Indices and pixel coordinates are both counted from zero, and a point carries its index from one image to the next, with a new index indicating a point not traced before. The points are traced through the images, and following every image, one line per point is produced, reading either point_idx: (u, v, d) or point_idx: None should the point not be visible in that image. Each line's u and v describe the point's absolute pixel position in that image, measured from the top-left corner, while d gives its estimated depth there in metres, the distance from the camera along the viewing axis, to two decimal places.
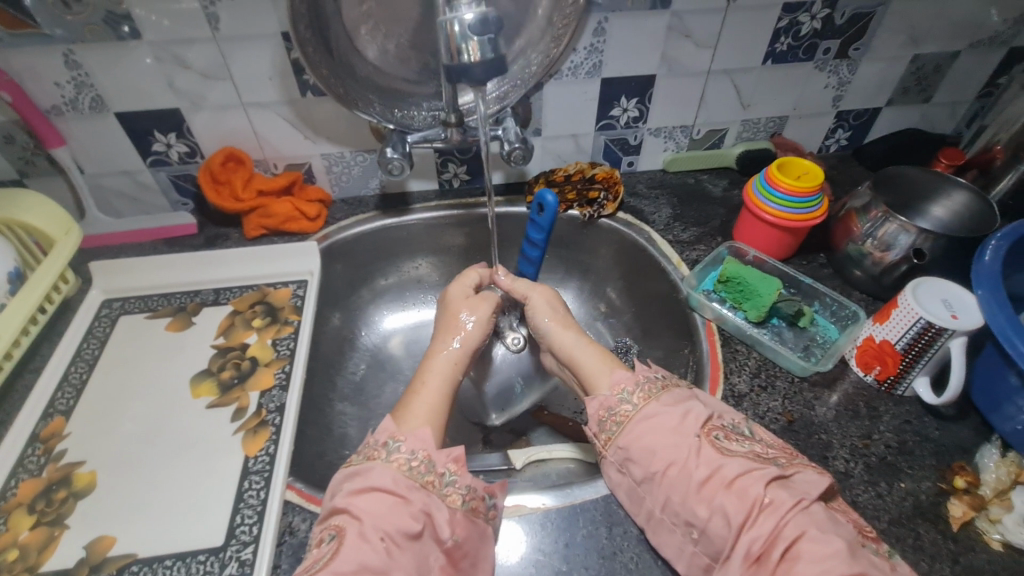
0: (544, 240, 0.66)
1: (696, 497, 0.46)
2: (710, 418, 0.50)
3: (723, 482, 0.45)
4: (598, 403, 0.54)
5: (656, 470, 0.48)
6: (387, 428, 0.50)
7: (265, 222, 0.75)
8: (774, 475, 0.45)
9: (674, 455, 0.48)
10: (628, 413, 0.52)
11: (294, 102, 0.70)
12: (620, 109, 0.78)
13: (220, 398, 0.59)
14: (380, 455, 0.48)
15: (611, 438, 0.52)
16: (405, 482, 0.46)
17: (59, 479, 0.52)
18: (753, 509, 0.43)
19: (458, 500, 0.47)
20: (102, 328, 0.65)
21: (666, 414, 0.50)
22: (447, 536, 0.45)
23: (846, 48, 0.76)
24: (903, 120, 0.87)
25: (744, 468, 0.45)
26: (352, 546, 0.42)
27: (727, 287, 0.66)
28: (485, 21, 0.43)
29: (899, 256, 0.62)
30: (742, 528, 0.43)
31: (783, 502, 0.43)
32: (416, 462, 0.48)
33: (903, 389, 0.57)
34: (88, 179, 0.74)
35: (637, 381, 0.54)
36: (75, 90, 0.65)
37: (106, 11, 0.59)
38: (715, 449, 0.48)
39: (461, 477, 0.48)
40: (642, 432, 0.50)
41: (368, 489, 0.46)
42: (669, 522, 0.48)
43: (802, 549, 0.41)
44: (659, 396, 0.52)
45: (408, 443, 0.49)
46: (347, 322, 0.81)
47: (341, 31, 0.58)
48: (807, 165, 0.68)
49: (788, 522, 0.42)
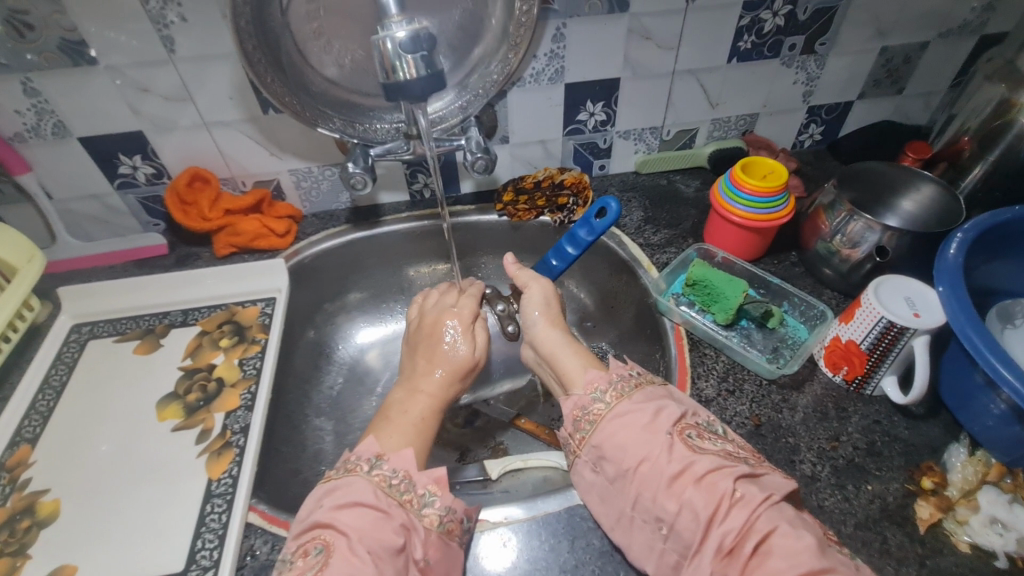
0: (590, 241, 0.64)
1: (666, 493, 0.45)
2: (684, 416, 0.50)
3: (693, 477, 0.44)
4: (572, 402, 0.54)
5: (628, 467, 0.47)
6: (372, 447, 0.51)
7: (234, 241, 0.75)
8: (746, 471, 0.45)
9: (645, 452, 0.47)
10: (601, 412, 0.51)
11: (257, 120, 0.70)
12: (587, 114, 0.78)
13: (186, 421, 0.59)
14: (362, 469, 0.49)
15: (584, 438, 0.51)
16: (388, 498, 0.46)
17: (24, 508, 0.52)
18: (723, 503, 0.43)
19: (435, 521, 0.47)
20: (71, 353, 0.66)
21: (638, 412, 0.50)
22: (422, 555, 0.45)
23: (811, 43, 0.75)
24: (877, 112, 0.86)
25: (715, 464, 0.45)
26: (340, 560, 0.42)
27: (695, 290, 0.66)
28: (417, 38, 0.47)
29: (865, 253, 0.62)
30: (712, 523, 0.42)
31: (753, 496, 0.42)
32: (397, 479, 0.48)
33: (872, 389, 0.56)
34: (57, 205, 0.74)
35: (610, 380, 0.53)
36: (36, 117, 0.65)
37: (60, 38, 0.59)
38: (687, 445, 0.47)
39: (442, 498, 0.48)
40: (616, 429, 0.49)
41: (351, 504, 0.46)
42: (639, 520, 0.47)
43: (773, 544, 0.40)
44: (631, 395, 0.52)
45: (392, 461, 0.49)
46: (323, 337, 0.80)
47: (294, 48, 0.58)
48: (771, 164, 0.68)
49: (759, 516, 0.42)
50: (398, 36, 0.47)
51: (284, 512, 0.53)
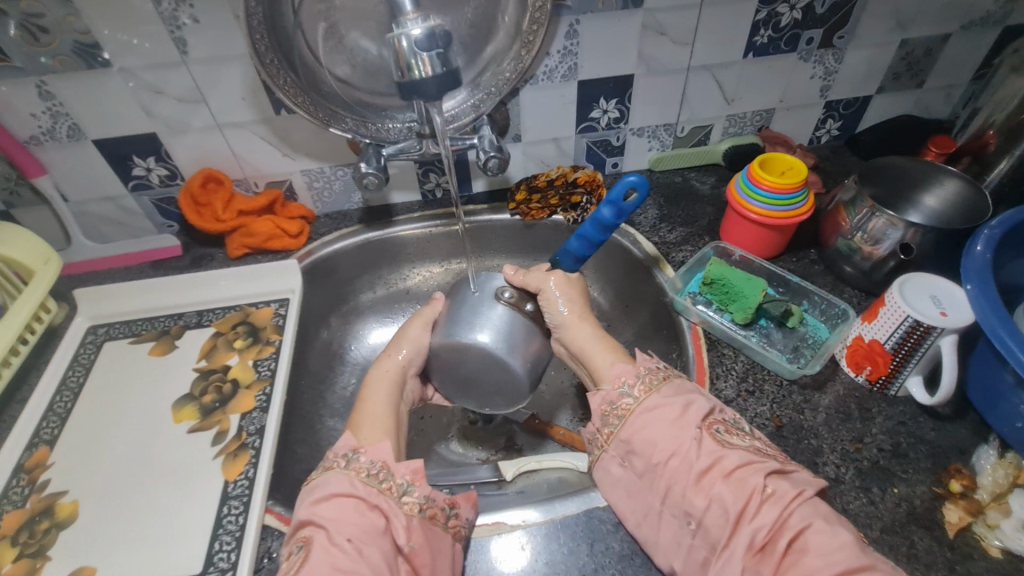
0: (616, 221, 0.56)
1: (695, 488, 0.45)
2: (711, 412, 0.49)
3: (723, 472, 0.44)
4: (600, 397, 0.53)
5: (657, 461, 0.47)
6: (349, 441, 0.51)
7: (248, 242, 0.75)
8: (776, 468, 0.45)
9: (675, 446, 0.47)
10: (630, 407, 0.51)
11: (269, 121, 0.70)
12: (600, 111, 0.77)
13: (201, 422, 0.59)
14: (339, 464, 0.49)
15: (613, 432, 0.50)
16: (364, 486, 0.47)
17: (42, 510, 0.52)
18: (755, 498, 0.43)
19: (415, 508, 0.47)
20: (87, 355, 0.66)
21: (669, 406, 0.49)
22: (404, 542, 0.45)
23: (829, 37, 0.74)
24: (897, 106, 0.84)
25: (746, 459, 0.45)
26: (320, 551, 0.43)
27: (712, 289, 0.65)
28: (432, 35, 0.47)
29: (888, 251, 0.60)
30: (743, 519, 0.42)
31: (785, 492, 0.43)
32: (375, 470, 0.49)
33: (897, 389, 0.55)
34: (73, 207, 0.74)
35: (637, 373, 0.53)
36: (52, 120, 0.65)
37: (75, 41, 0.59)
38: (716, 441, 0.47)
39: (420, 487, 0.48)
40: (646, 422, 0.49)
41: (329, 497, 0.47)
42: (667, 515, 0.46)
43: (808, 541, 0.40)
44: (661, 388, 0.51)
45: (368, 453, 0.50)
46: (336, 338, 0.80)
47: (306, 48, 0.58)
48: (790, 160, 0.67)
49: (792, 513, 0.42)
50: (414, 33, 0.46)
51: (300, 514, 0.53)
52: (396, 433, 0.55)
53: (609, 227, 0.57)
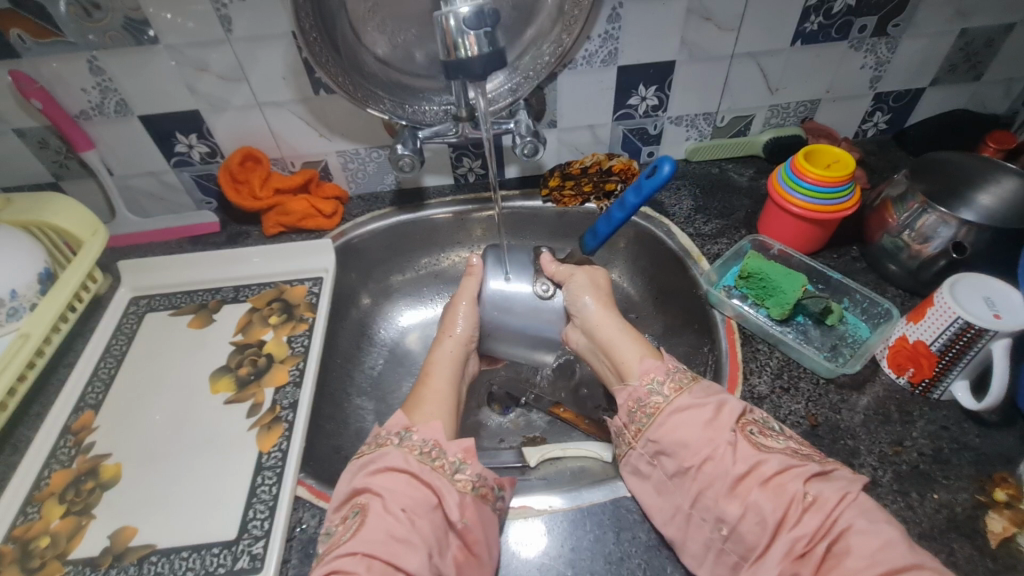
0: (641, 204, 0.62)
1: (730, 494, 0.45)
2: (744, 412, 0.49)
3: (760, 479, 0.44)
4: (628, 393, 0.53)
5: (691, 465, 0.47)
6: (400, 420, 0.54)
7: (283, 220, 0.76)
8: (816, 471, 0.44)
9: (709, 450, 0.46)
10: (660, 405, 0.50)
11: (308, 101, 0.71)
12: (638, 98, 0.75)
13: (237, 394, 0.61)
14: (393, 441, 0.52)
15: (641, 430, 0.50)
16: (416, 463, 0.50)
17: (88, 470, 0.54)
18: (795, 506, 0.42)
19: (467, 485, 0.49)
20: (130, 324, 0.68)
21: (701, 408, 0.49)
22: (457, 518, 0.47)
23: (883, 25, 0.71)
24: (951, 100, 0.81)
25: (785, 465, 0.44)
26: (375, 518, 0.46)
27: (749, 283, 0.63)
28: (480, 14, 0.46)
29: (938, 249, 0.58)
30: (783, 526, 0.42)
31: (828, 497, 0.42)
32: (428, 448, 0.51)
33: (940, 393, 0.53)
34: (118, 181, 0.76)
35: (667, 371, 0.53)
36: (101, 95, 0.67)
37: (125, 17, 0.60)
38: (752, 444, 0.46)
39: (471, 465, 0.51)
40: (677, 423, 0.48)
41: (384, 470, 0.49)
42: (697, 517, 0.46)
43: (853, 545, 0.40)
44: (691, 387, 0.51)
45: (420, 432, 0.52)
46: (364, 318, 0.80)
47: (348, 27, 0.58)
48: (838, 153, 0.64)
49: (836, 518, 0.41)
50: (462, 12, 0.45)
51: (330, 487, 0.54)
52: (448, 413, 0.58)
53: (633, 209, 0.63)
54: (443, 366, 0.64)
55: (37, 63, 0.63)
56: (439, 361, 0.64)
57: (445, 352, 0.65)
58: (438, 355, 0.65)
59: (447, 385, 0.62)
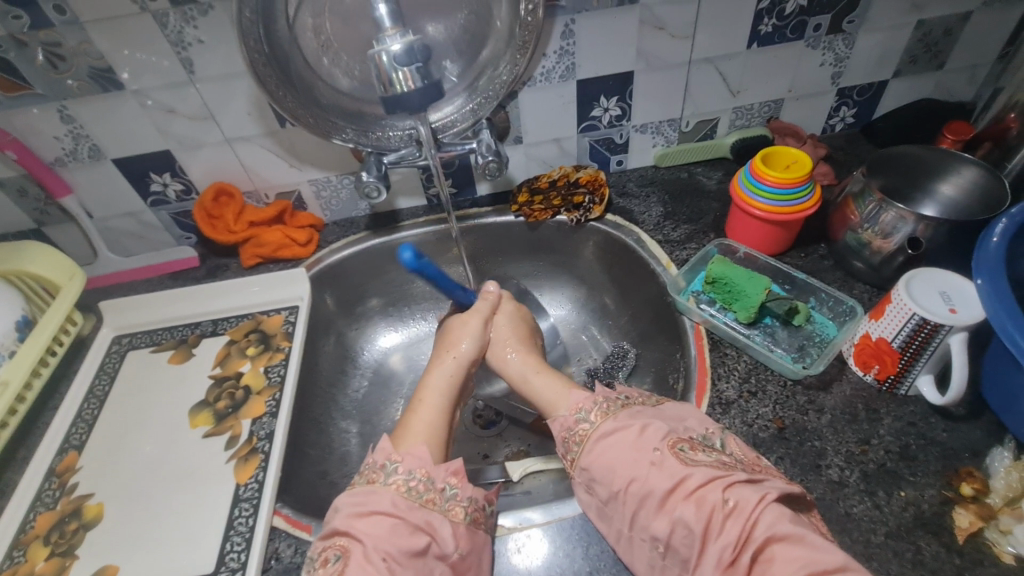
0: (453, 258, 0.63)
1: (658, 511, 0.44)
2: (672, 431, 0.48)
3: (684, 493, 0.43)
4: (559, 424, 0.53)
5: (619, 487, 0.46)
6: (386, 449, 0.51)
7: (259, 251, 0.77)
8: (740, 478, 0.43)
9: (634, 470, 0.46)
10: (587, 432, 0.50)
11: (275, 133, 0.72)
12: (601, 109, 0.76)
13: (215, 428, 0.62)
14: (380, 478, 0.49)
15: (575, 459, 0.50)
16: (405, 504, 0.47)
17: (71, 511, 0.56)
18: (717, 515, 0.41)
19: (460, 513, 0.49)
20: (113, 364, 0.69)
21: (624, 431, 0.48)
22: (451, 550, 0.47)
23: (838, 22, 0.71)
24: (916, 90, 0.81)
25: (706, 476, 0.43)
26: (355, 569, 0.43)
27: (715, 288, 0.64)
28: (411, 51, 0.48)
29: (897, 245, 0.58)
30: (709, 537, 0.41)
31: (748, 501, 0.41)
32: (415, 482, 0.49)
33: (907, 388, 0.53)
34: (98, 223, 0.78)
35: (594, 401, 0.53)
36: (74, 142, 0.69)
37: (90, 66, 0.62)
38: (678, 460, 0.45)
39: (462, 489, 0.50)
40: (603, 449, 0.48)
41: (369, 514, 0.47)
42: (636, 539, 0.45)
43: (774, 551, 0.39)
44: (617, 413, 0.50)
45: (405, 463, 0.50)
46: (346, 342, 0.81)
47: (302, 62, 0.60)
48: (795, 153, 0.65)
49: (757, 523, 0.40)
50: (394, 49, 0.47)
51: (307, 515, 0.55)
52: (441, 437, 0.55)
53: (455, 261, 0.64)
54: (441, 384, 0.60)
55: (9, 116, 0.65)
56: (439, 376, 0.61)
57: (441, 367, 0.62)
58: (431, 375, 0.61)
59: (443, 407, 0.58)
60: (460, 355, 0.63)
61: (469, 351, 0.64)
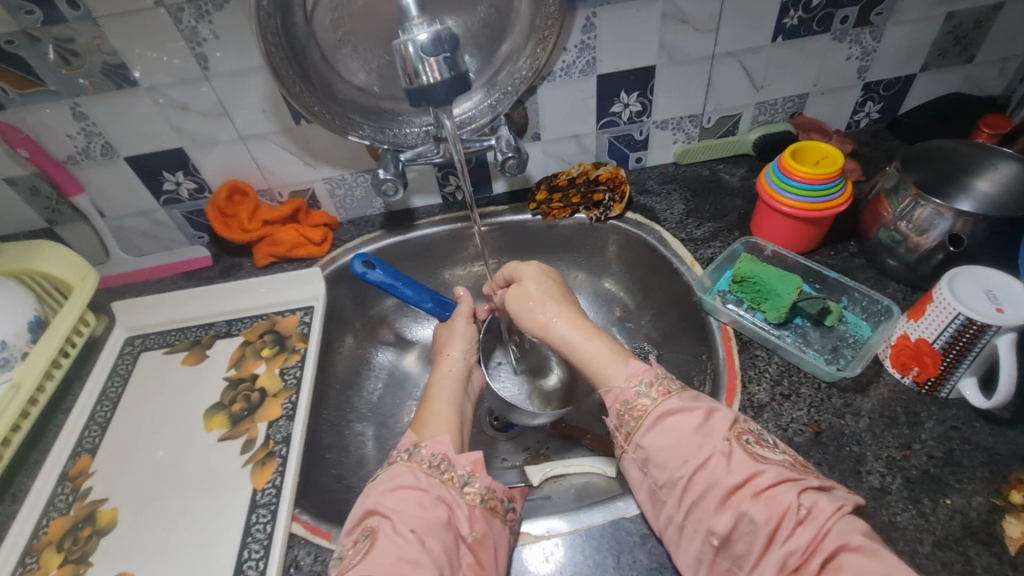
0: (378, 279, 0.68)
1: (722, 504, 0.43)
2: (737, 422, 0.47)
3: (754, 490, 0.42)
4: (614, 396, 0.52)
5: (682, 474, 0.45)
6: (410, 437, 0.54)
7: (274, 251, 0.76)
8: (813, 484, 0.42)
9: (702, 458, 0.45)
10: (646, 408, 0.49)
11: (290, 131, 0.71)
12: (621, 105, 0.75)
13: (231, 431, 0.60)
14: (401, 459, 0.52)
15: (630, 434, 0.49)
16: (426, 478, 0.49)
17: (85, 516, 0.54)
18: (789, 518, 0.40)
19: (476, 498, 0.49)
20: (126, 365, 0.68)
21: (692, 413, 0.47)
22: (467, 532, 0.47)
23: (866, 14, 0.69)
24: (945, 84, 0.79)
25: (779, 476, 0.42)
26: (385, 541, 0.45)
27: (743, 287, 0.62)
28: (439, 40, 0.46)
29: (935, 242, 0.56)
30: (775, 540, 0.40)
31: (823, 509, 0.40)
32: (436, 461, 0.51)
33: (948, 391, 0.52)
34: (110, 222, 0.77)
35: (654, 374, 0.51)
36: (86, 139, 0.68)
37: (103, 62, 0.61)
38: (747, 454, 0.45)
39: (481, 478, 0.50)
40: (667, 430, 0.47)
41: (394, 490, 0.48)
42: (690, 529, 0.44)
43: (843, 561, 0.38)
44: (680, 393, 0.49)
45: (429, 446, 0.52)
46: (361, 343, 0.80)
47: (320, 57, 0.58)
48: (825, 148, 0.63)
49: (828, 533, 0.39)
50: (420, 39, 0.46)
51: (326, 522, 0.54)
52: (458, 430, 0.57)
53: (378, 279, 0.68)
54: (444, 385, 0.62)
55: (22, 113, 0.64)
56: (439, 378, 0.63)
57: (443, 373, 0.64)
58: (436, 379, 0.63)
59: (451, 405, 0.60)
60: (453, 355, 0.65)
61: (460, 349, 0.66)
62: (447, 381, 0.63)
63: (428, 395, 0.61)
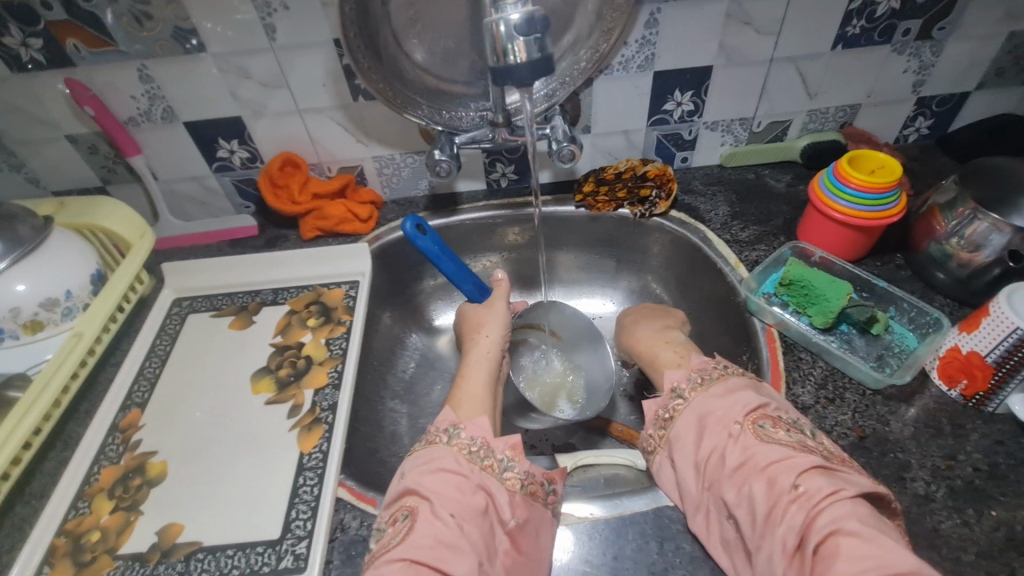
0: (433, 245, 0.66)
1: (728, 484, 0.45)
2: (758, 409, 0.49)
3: (756, 469, 0.44)
4: (653, 404, 0.55)
5: (699, 458, 0.48)
6: (449, 417, 0.55)
7: (320, 224, 0.77)
8: (815, 468, 0.43)
9: (716, 443, 0.48)
10: (680, 407, 0.53)
11: (347, 107, 0.72)
12: (674, 103, 0.75)
13: (277, 395, 0.62)
14: (442, 439, 0.52)
15: (664, 432, 0.53)
16: (467, 463, 0.50)
17: (135, 466, 0.56)
18: (783, 498, 0.42)
19: (517, 483, 0.50)
20: (173, 325, 0.70)
21: (712, 403, 0.51)
22: (509, 517, 0.48)
23: (929, 28, 0.69)
24: (999, 104, 0.78)
25: (779, 458, 0.44)
26: (425, 524, 0.45)
27: (791, 290, 0.62)
28: (531, 20, 0.47)
29: (991, 257, 0.56)
30: (771, 519, 0.41)
31: (817, 492, 0.41)
32: (476, 446, 0.52)
33: (995, 406, 0.52)
34: (162, 185, 0.78)
35: (688, 376, 0.54)
36: (149, 102, 0.69)
37: (174, 27, 0.62)
38: (756, 438, 0.47)
39: (519, 463, 0.51)
40: (691, 420, 0.51)
41: (434, 471, 0.49)
42: (712, 511, 0.47)
43: (834, 542, 0.38)
44: (710, 386, 0.52)
45: (469, 430, 0.53)
46: (398, 321, 0.81)
47: (390, 35, 0.59)
48: (882, 158, 0.63)
49: (820, 514, 0.40)
50: (513, 18, 0.46)
51: (370, 490, 0.55)
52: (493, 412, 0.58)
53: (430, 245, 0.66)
54: (479, 368, 0.63)
55: (90, 71, 0.65)
56: (474, 360, 0.64)
57: (478, 353, 0.64)
58: (470, 359, 0.64)
59: (484, 388, 0.60)
60: (489, 338, 0.66)
61: (497, 332, 0.67)
62: (483, 362, 0.63)
63: (463, 376, 0.62)
